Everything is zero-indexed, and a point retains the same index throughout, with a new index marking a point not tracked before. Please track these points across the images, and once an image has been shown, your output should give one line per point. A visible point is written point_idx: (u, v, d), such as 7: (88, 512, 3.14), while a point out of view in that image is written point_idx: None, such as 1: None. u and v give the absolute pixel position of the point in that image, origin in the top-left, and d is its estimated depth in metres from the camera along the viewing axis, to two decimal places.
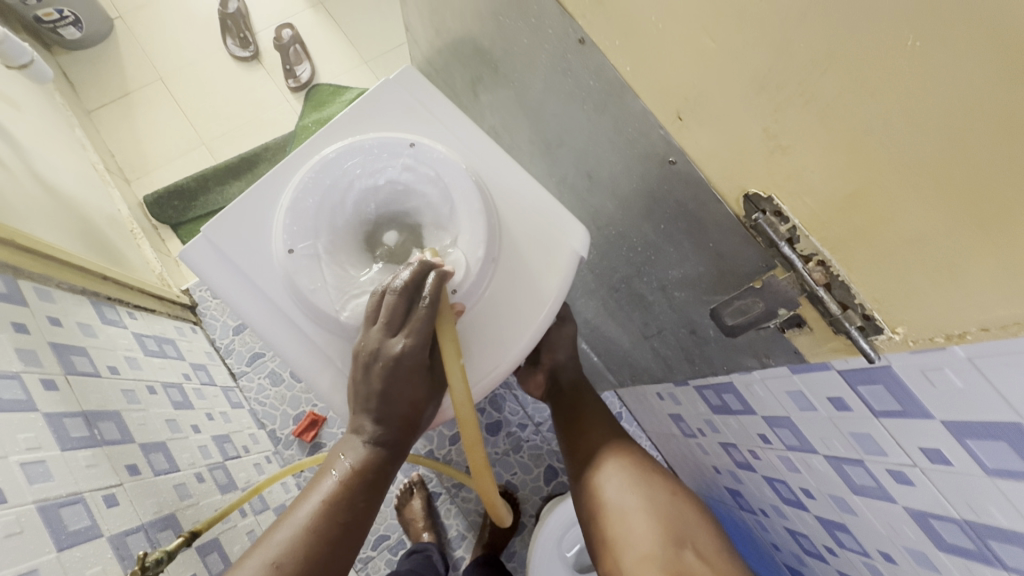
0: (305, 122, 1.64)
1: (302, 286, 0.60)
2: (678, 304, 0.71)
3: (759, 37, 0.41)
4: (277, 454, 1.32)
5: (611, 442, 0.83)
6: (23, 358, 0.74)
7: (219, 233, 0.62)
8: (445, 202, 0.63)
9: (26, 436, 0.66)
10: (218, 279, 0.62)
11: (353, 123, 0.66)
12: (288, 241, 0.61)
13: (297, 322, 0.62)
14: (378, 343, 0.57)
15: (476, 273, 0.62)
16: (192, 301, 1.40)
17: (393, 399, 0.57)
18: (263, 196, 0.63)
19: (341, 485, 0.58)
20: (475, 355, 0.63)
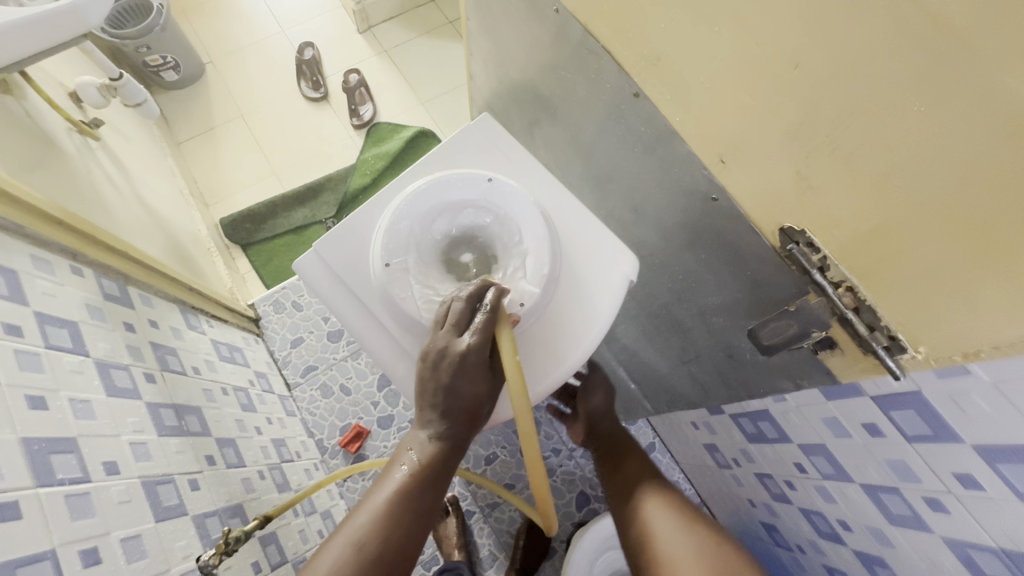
0: (365, 156, 1.79)
1: (394, 294, 0.69)
2: (716, 330, 0.76)
3: (790, 96, 0.48)
4: (323, 463, 1.39)
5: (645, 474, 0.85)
6: (131, 353, 0.85)
7: (327, 248, 0.72)
8: (515, 227, 0.72)
9: (133, 420, 0.76)
10: (324, 287, 0.71)
11: (440, 158, 0.76)
12: (385, 257, 0.70)
13: (386, 328, 0.70)
14: (447, 341, 0.62)
15: (540, 290, 0.69)
16: (257, 314, 1.52)
17: (457, 395, 0.62)
18: (364, 218, 0.73)
19: (412, 477, 0.63)
20: (532, 363, 0.69)
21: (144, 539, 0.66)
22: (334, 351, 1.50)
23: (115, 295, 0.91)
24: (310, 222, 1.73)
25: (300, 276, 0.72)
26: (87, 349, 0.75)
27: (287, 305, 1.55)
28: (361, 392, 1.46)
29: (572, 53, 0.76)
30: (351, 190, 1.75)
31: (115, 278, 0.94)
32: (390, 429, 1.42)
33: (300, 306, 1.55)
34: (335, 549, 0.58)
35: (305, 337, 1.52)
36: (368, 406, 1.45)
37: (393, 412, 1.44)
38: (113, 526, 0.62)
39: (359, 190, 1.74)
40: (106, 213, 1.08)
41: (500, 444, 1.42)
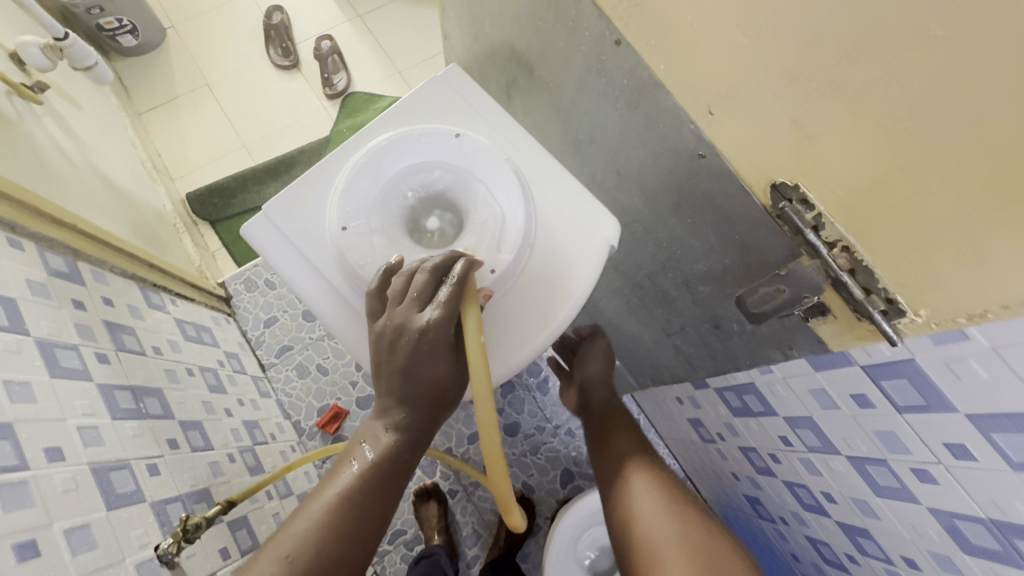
0: (339, 128, 1.72)
1: (352, 260, 0.64)
2: (703, 300, 0.73)
3: (791, 34, 0.44)
4: (301, 445, 1.36)
5: (639, 454, 0.80)
6: (80, 333, 0.79)
7: (279, 211, 0.67)
8: (482, 189, 0.67)
9: (82, 403, 0.71)
10: (275, 253, 0.66)
11: (403, 116, 0.70)
12: (341, 220, 0.65)
13: (345, 296, 0.65)
14: (406, 318, 0.58)
15: (512, 255, 0.65)
16: (227, 293, 1.46)
17: (416, 379, 0.58)
18: (319, 180, 0.68)
19: (362, 476, 0.58)
20: (505, 334, 0.65)
21: (94, 529, 0.61)
22: (310, 331, 1.45)
23: (62, 272, 0.84)
24: None
25: (248, 241, 0.66)
26: (27, 328, 0.69)
27: (260, 283, 1.49)
28: (339, 372, 1.42)
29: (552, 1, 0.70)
30: None
31: (62, 253, 0.87)
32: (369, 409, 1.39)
33: (274, 284, 1.48)
34: (267, 559, 0.53)
35: (279, 317, 1.46)
36: (346, 386, 1.41)
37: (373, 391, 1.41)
38: (57, 516, 0.58)
39: None
40: (53, 184, 1.01)
41: None
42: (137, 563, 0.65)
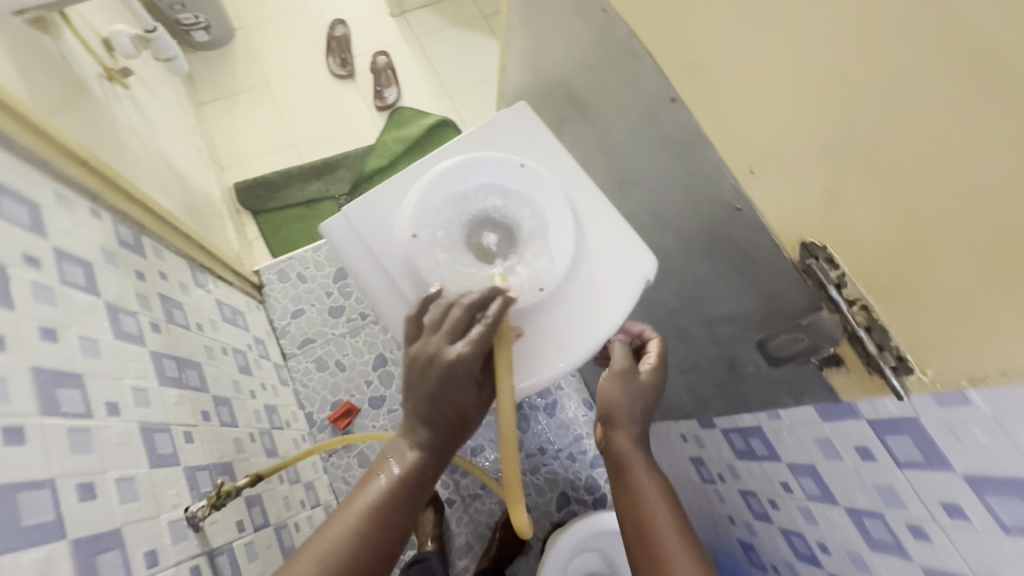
0: (384, 138, 1.82)
1: (418, 264, 0.70)
2: (722, 340, 0.78)
3: (830, 110, 0.50)
4: (311, 436, 1.40)
5: (630, 426, 0.75)
6: (139, 301, 0.85)
7: (356, 212, 0.73)
8: (540, 216, 0.73)
9: (136, 365, 0.76)
10: (348, 248, 0.72)
11: (476, 140, 0.77)
12: (413, 227, 0.71)
13: (405, 295, 0.71)
14: (437, 349, 0.61)
15: (560, 277, 0.71)
16: (260, 282, 1.52)
17: (441, 402, 0.62)
18: (396, 188, 0.74)
19: (390, 490, 0.62)
20: (544, 349, 0.70)
21: (138, 483, 0.65)
22: (334, 327, 1.51)
23: (129, 243, 0.91)
24: (323, 196, 1.75)
25: (324, 236, 0.72)
26: (97, 289, 0.75)
27: (292, 275, 1.55)
28: (355, 369, 1.48)
29: (615, 52, 0.77)
30: (367, 170, 1.76)
31: (130, 225, 0.94)
32: (380, 409, 1.45)
33: (305, 278, 1.55)
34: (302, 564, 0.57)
35: (306, 310, 1.52)
36: (361, 384, 1.47)
37: (386, 392, 1.46)
38: (110, 465, 0.61)
39: (374, 171, 1.76)
40: (125, 160, 1.08)
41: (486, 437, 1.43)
42: (171, 521, 0.68)
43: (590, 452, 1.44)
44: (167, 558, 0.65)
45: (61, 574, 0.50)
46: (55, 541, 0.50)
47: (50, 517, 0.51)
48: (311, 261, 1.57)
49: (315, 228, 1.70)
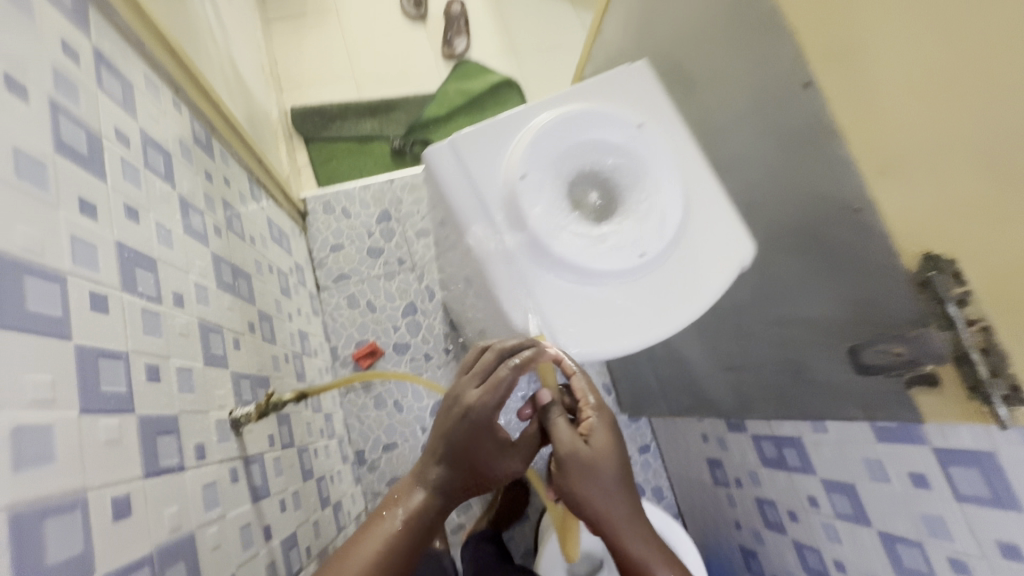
0: (446, 88, 1.78)
1: (522, 204, 0.67)
2: (797, 342, 0.77)
3: (996, 111, 0.47)
4: (333, 370, 1.41)
5: (609, 501, 0.62)
6: (206, 201, 0.84)
7: (465, 141, 0.70)
8: (644, 184, 0.71)
9: (200, 263, 0.75)
10: (450, 177, 0.70)
11: (595, 93, 0.74)
12: (523, 167, 0.68)
13: (500, 234, 0.68)
14: (471, 400, 0.60)
15: (661, 247, 0.69)
16: (305, 209, 1.51)
17: (459, 444, 0.61)
18: (508, 125, 0.71)
19: (403, 525, 0.59)
20: (629, 313, 0.69)
21: (193, 376, 0.65)
22: (370, 268, 1.51)
23: (201, 142, 0.89)
24: (376, 135, 1.71)
25: (428, 160, 0.69)
26: (173, 180, 0.74)
27: (337, 209, 1.54)
28: (385, 313, 1.48)
29: (757, 25, 0.75)
30: (424, 116, 1.73)
31: (203, 124, 0.93)
32: (404, 356, 1.45)
33: (349, 214, 1.54)
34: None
35: (345, 246, 1.51)
36: (389, 328, 1.47)
37: (411, 341, 1.47)
38: (173, 353, 0.61)
39: (431, 119, 1.73)
40: (202, 58, 1.06)
41: None
42: (217, 420, 0.68)
43: None
44: (214, 454, 0.65)
45: (131, 444, 0.49)
46: (127, 412, 0.50)
47: (123, 388, 0.50)
48: (357, 198, 1.55)
49: (364, 166, 1.67)
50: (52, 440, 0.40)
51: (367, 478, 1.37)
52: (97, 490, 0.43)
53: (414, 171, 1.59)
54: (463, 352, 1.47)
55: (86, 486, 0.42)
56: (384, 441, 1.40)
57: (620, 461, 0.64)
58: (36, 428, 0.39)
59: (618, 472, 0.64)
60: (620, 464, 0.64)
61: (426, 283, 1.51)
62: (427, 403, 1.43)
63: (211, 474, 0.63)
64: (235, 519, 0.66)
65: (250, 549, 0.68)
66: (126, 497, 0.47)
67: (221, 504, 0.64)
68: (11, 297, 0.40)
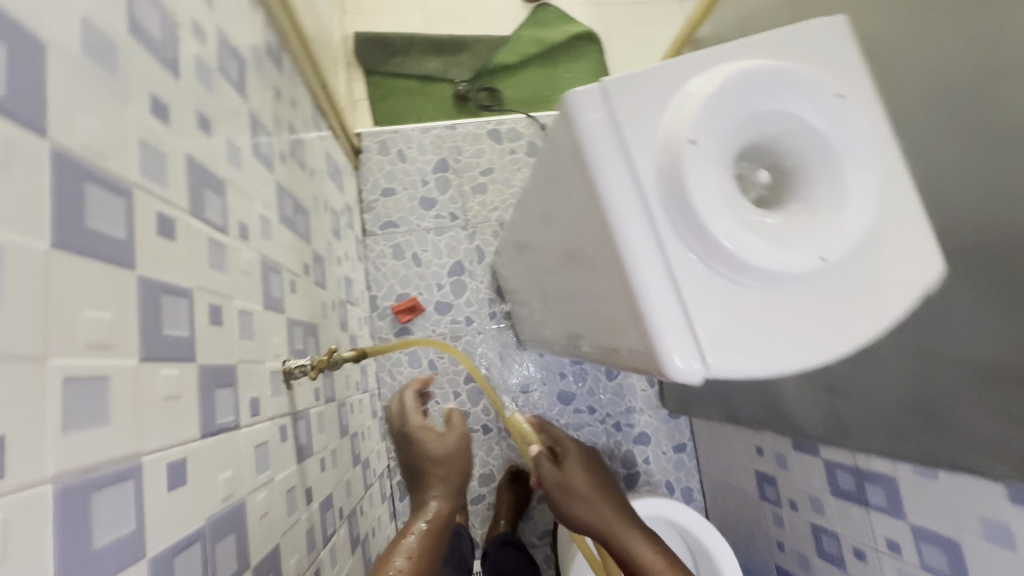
0: (522, 33, 1.63)
1: (689, 176, 0.42)
2: (931, 379, 0.67)
3: None
4: (371, 321, 1.34)
5: (598, 508, 0.70)
6: (274, 123, 0.75)
7: (620, 87, 0.46)
8: (839, 149, 0.45)
9: (266, 193, 0.67)
10: (591, 128, 0.45)
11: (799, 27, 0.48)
12: (693, 126, 0.43)
13: (652, 216, 0.44)
14: (416, 426, 0.67)
15: (854, 246, 0.44)
16: (359, 146, 1.41)
17: (437, 469, 0.63)
18: (673, 64, 0.46)
19: (417, 558, 0.52)
20: (822, 338, 0.44)
21: (252, 321, 0.57)
22: (420, 219, 1.42)
23: (273, 53, 0.79)
24: (440, 76, 1.57)
25: (566, 106, 0.46)
26: (245, 93, 0.64)
27: (392, 150, 1.43)
28: (430, 269, 1.40)
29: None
30: (495, 61, 1.59)
31: (275, 34, 0.82)
32: (445, 316, 1.38)
33: (405, 158, 1.43)
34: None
35: (397, 192, 1.42)
36: (433, 286, 1.39)
37: (453, 302, 1.39)
38: (236, 293, 0.54)
39: (502, 66, 1.59)
40: None
41: (540, 378, 1.37)
42: (272, 371, 0.61)
43: (638, 428, 1.36)
44: (267, 410, 0.58)
45: (190, 398, 0.42)
46: (188, 359, 0.42)
47: (185, 333, 0.43)
48: (415, 142, 1.44)
49: (422, 107, 1.54)
50: (109, 392, 0.33)
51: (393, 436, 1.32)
52: (153, 454, 0.36)
53: (479, 121, 1.47)
54: (507, 321, 1.39)
55: (142, 451, 0.35)
56: None
57: (597, 476, 0.74)
58: (93, 378, 0.31)
59: (595, 489, 0.72)
60: (599, 478, 0.74)
61: (476, 243, 1.42)
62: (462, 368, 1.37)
63: (263, 433, 0.56)
64: (281, 483, 0.60)
65: (293, 515, 0.62)
66: (183, 462, 0.40)
67: (270, 466, 0.57)
68: (75, 210, 0.32)
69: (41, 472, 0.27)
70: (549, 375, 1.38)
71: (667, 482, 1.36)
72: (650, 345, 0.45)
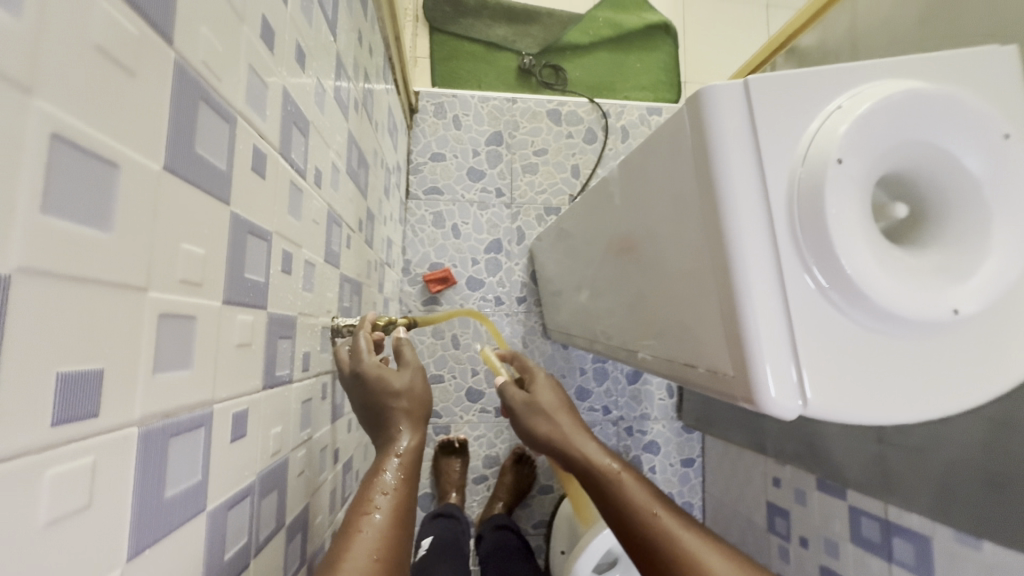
0: (597, 14, 1.56)
1: (830, 200, 0.39)
2: (1000, 447, 0.64)
3: None
4: (401, 285, 1.32)
5: (558, 420, 0.63)
6: (354, 68, 0.71)
7: (762, 92, 0.42)
8: (990, 194, 0.41)
9: (339, 141, 0.63)
10: (723, 129, 0.42)
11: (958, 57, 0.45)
12: (843, 145, 0.39)
13: (775, 237, 0.41)
14: (372, 363, 0.49)
15: (988, 301, 0.41)
16: (416, 105, 1.37)
17: (398, 407, 0.48)
18: (821, 77, 0.43)
19: (397, 495, 0.42)
20: (927, 394, 0.41)
21: (314, 273, 0.55)
22: (465, 190, 1.38)
23: None
24: (507, 45, 1.51)
25: (698, 101, 0.43)
26: (336, 32, 0.61)
27: (448, 115, 1.39)
28: (468, 243, 1.36)
29: None
30: (565, 38, 1.53)
31: None
32: (475, 292, 1.35)
33: (460, 125, 1.39)
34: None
35: (447, 158, 1.38)
36: (468, 260, 1.36)
37: (486, 279, 1.36)
38: (305, 243, 0.51)
39: (571, 45, 1.52)
40: None
41: (560, 370, 1.35)
42: (323, 327, 0.59)
43: (650, 436, 1.33)
44: (314, 366, 0.56)
45: (257, 348, 0.40)
46: (260, 307, 0.40)
47: (262, 279, 0.40)
48: (473, 110, 1.40)
49: (485, 75, 1.49)
50: (195, 334, 0.30)
51: None
52: (222, 403, 0.34)
53: (540, 99, 1.42)
54: (536, 307, 1.37)
55: (214, 399, 0.33)
56: (432, 371, 1.32)
57: (563, 393, 0.66)
58: (183, 316, 0.29)
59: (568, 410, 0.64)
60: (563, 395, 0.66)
61: (518, 224, 1.38)
62: (484, 347, 1.35)
63: (309, 389, 0.54)
64: (317, 442, 0.58)
65: (321, 475, 0.60)
66: (245, 413, 0.38)
67: (310, 424, 0.55)
68: (187, 132, 0.29)
69: (130, 414, 0.24)
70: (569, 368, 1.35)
71: (669, 493, 1.32)
72: (744, 370, 0.41)
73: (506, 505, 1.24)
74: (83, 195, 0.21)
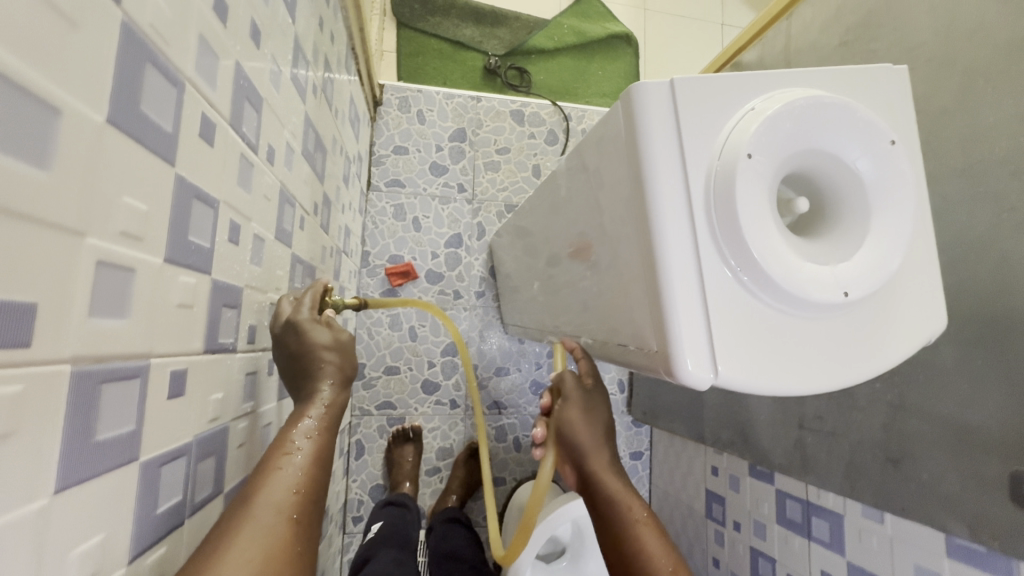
0: (562, 21, 1.61)
1: (740, 192, 0.43)
2: (902, 430, 0.70)
3: None
4: (360, 276, 1.32)
5: (599, 449, 0.62)
6: (314, 52, 0.72)
7: (688, 93, 0.46)
8: (877, 193, 0.47)
9: (295, 122, 0.64)
10: (652, 126, 0.46)
11: (859, 74, 0.50)
12: (754, 144, 0.44)
13: (693, 225, 0.45)
14: (306, 318, 0.51)
15: (875, 286, 0.46)
16: (380, 98, 1.37)
17: (325, 360, 0.49)
18: (739, 84, 0.47)
19: (318, 441, 0.44)
20: (820, 368, 0.46)
21: (263, 248, 0.56)
22: (427, 183, 1.39)
23: None
24: (474, 45, 1.53)
25: (632, 98, 0.46)
26: (295, 15, 0.62)
27: (413, 110, 1.40)
28: (428, 236, 1.38)
29: (999, 69, 0.62)
30: (530, 42, 1.57)
31: None
32: (434, 286, 1.37)
33: (424, 120, 1.40)
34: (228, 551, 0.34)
35: (410, 152, 1.39)
36: (428, 253, 1.37)
37: (445, 273, 1.38)
38: (255, 217, 0.52)
39: (536, 49, 1.56)
40: None
41: (516, 364, 1.38)
42: (272, 303, 0.59)
43: None
44: (261, 339, 0.57)
45: (199, 312, 0.40)
46: (204, 272, 0.41)
47: (206, 244, 0.41)
48: (437, 106, 1.42)
49: (450, 73, 1.51)
50: (134, 286, 0.31)
51: (359, 395, 1.30)
52: (161, 359, 0.35)
53: (503, 99, 1.45)
54: (494, 301, 1.39)
55: (151, 352, 0.34)
56: (388, 363, 1.33)
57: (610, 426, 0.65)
58: (121, 268, 0.30)
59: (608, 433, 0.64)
60: (608, 421, 0.65)
61: (479, 219, 1.41)
62: (441, 340, 1.37)
63: (255, 362, 0.55)
64: (262, 417, 0.58)
65: None
66: (185, 373, 0.39)
67: (255, 396, 0.56)
68: (132, 92, 0.30)
69: (61, 352, 0.25)
70: (524, 362, 1.39)
71: None
72: (664, 344, 0.45)
73: (459, 497, 1.26)
74: (23, 137, 0.23)
